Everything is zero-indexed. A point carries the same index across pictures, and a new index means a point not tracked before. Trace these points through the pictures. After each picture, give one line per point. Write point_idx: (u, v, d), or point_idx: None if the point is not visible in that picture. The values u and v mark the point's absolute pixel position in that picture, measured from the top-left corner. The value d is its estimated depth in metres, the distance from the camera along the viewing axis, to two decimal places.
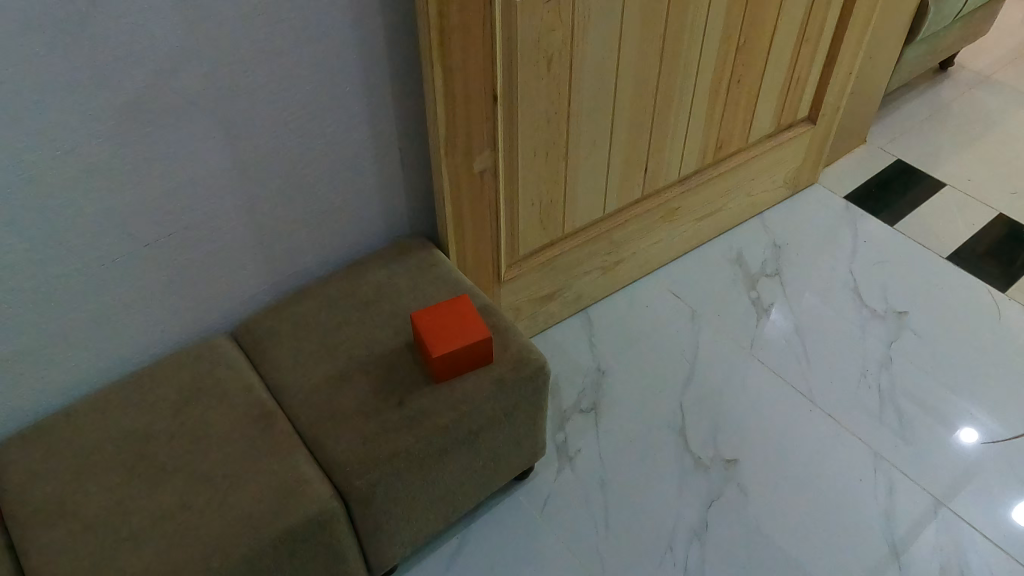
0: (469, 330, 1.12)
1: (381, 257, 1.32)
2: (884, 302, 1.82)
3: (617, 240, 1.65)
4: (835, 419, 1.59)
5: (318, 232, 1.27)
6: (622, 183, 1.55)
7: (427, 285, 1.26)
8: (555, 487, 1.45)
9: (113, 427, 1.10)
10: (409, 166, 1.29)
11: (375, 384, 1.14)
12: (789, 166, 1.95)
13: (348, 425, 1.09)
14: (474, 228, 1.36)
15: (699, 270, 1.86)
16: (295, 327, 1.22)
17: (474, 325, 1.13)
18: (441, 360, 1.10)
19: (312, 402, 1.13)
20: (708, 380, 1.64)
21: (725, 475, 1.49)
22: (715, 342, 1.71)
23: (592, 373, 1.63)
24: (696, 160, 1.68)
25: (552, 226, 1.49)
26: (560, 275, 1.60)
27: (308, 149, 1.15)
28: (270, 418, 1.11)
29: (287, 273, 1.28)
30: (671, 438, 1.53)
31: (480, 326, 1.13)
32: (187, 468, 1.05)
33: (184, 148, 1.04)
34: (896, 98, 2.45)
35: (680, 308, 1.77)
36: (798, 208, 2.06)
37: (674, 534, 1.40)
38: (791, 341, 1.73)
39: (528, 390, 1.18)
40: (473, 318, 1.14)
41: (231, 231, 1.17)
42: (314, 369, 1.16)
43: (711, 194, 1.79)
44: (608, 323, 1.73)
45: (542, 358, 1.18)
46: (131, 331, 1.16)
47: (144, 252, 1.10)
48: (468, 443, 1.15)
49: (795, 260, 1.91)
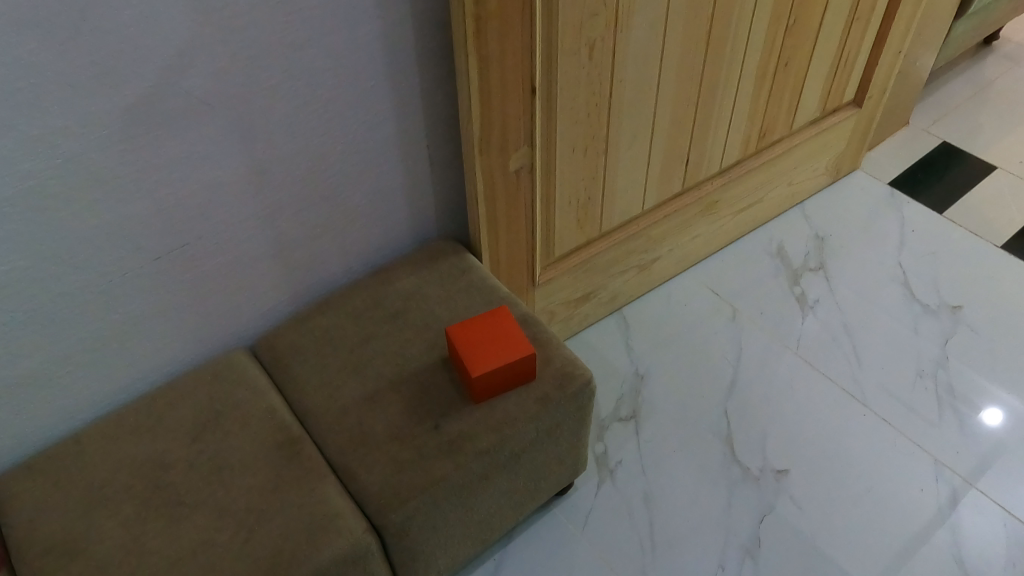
0: (510, 347, 1.03)
1: (409, 263, 1.22)
2: (936, 295, 1.72)
3: (655, 237, 1.55)
4: (891, 425, 1.49)
5: (342, 237, 1.17)
6: (663, 177, 1.45)
7: (461, 294, 1.17)
8: (597, 502, 1.37)
9: (127, 456, 1.02)
10: (438, 165, 1.19)
11: (408, 405, 1.05)
12: (832, 151, 1.83)
13: (381, 452, 1.01)
14: (508, 230, 1.26)
15: (740, 264, 1.75)
16: (319, 343, 1.13)
17: (514, 340, 1.04)
18: (482, 380, 1.01)
19: (340, 426, 1.04)
20: (754, 384, 1.54)
21: (777, 487, 1.40)
22: (759, 342, 1.61)
23: (630, 379, 1.54)
24: (739, 149, 1.57)
25: (588, 225, 1.39)
26: (596, 275, 1.50)
27: (330, 149, 1.06)
28: (296, 445, 1.02)
29: (309, 282, 1.19)
30: (717, 447, 1.44)
31: (521, 342, 1.04)
32: (207, 502, 0.97)
33: (198, 152, 0.95)
34: (939, 75, 2.32)
35: (720, 307, 1.67)
36: (840, 197, 1.94)
37: (724, 550, 1.32)
38: (840, 340, 1.63)
39: (572, 409, 1.09)
40: (513, 334, 1.05)
41: (249, 239, 1.08)
42: (342, 389, 1.08)
43: (754, 184, 1.68)
44: (644, 324, 1.63)
45: (587, 374, 1.09)
46: (143, 350, 1.08)
47: (156, 266, 1.01)
48: (508, 467, 1.07)
49: (840, 252, 1.80)
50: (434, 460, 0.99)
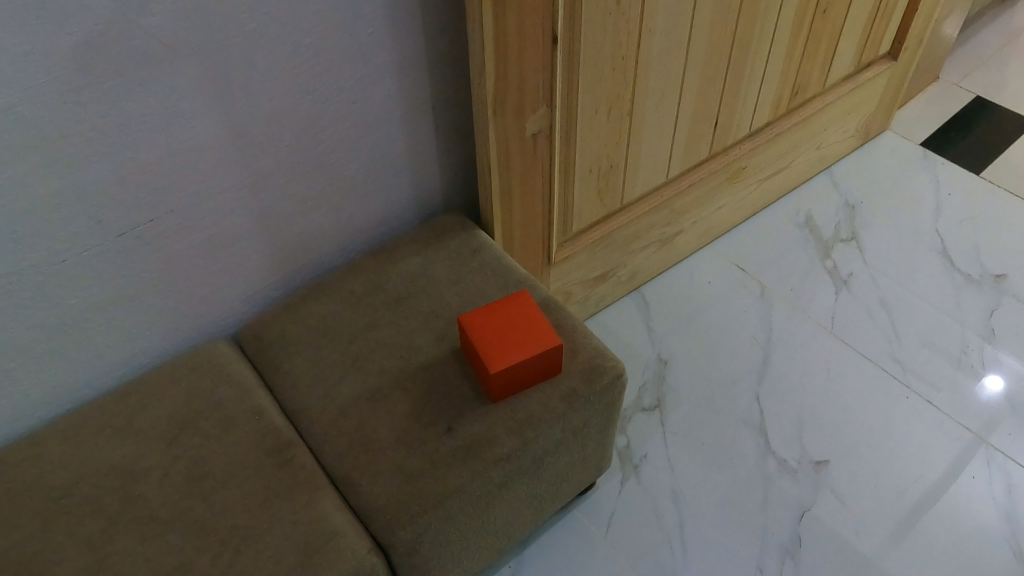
0: (534, 338, 0.89)
1: (413, 241, 1.08)
2: (978, 265, 1.58)
3: (679, 208, 1.41)
4: (936, 407, 1.37)
5: (337, 212, 1.03)
6: (690, 141, 1.31)
7: (473, 276, 1.04)
8: (621, 501, 1.24)
9: (91, 466, 0.88)
10: (445, 128, 1.04)
11: (417, 404, 0.92)
12: (863, 111, 1.69)
13: (387, 460, 0.87)
14: (524, 202, 1.12)
15: (766, 236, 1.61)
16: (312, 333, 0.99)
17: (539, 331, 0.90)
18: (502, 376, 0.88)
19: (339, 429, 0.91)
20: (787, 367, 1.41)
21: (817, 480, 1.27)
22: (790, 321, 1.48)
23: (653, 363, 1.41)
24: (770, 110, 1.43)
25: (610, 196, 1.25)
26: (615, 251, 1.37)
27: (321, 108, 0.91)
28: (289, 452, 0.89)
29: (299, 263, 1.05)
30: (750, 437, 1.31)
31: (547, 332, 0.90)
32: (186, 518, 0.83)
33: (166, 110, 0.79)
34: (965, 30, 2.18)
35: (746, 284, 1.53)
36: (871, 159, 1.79)
37: (763, 550, 1.19)
38: (877, 315, 1.50)
39: (601, 405, 0.97)
40: (537, 323, 0.91)
41: (229, 214, 0.93)
42: (340, 386, 0.94)
43: (783, 149, 1.54)
44: (665, 303, 1.50)
45: (618, 365, 0.96)
46: (109, 343, 0.93)
47: (120, 245, 0.86)
48: (530, 471, 0.94)
49: (872, 220, 1.66)
50: (449, 468, 0.86)
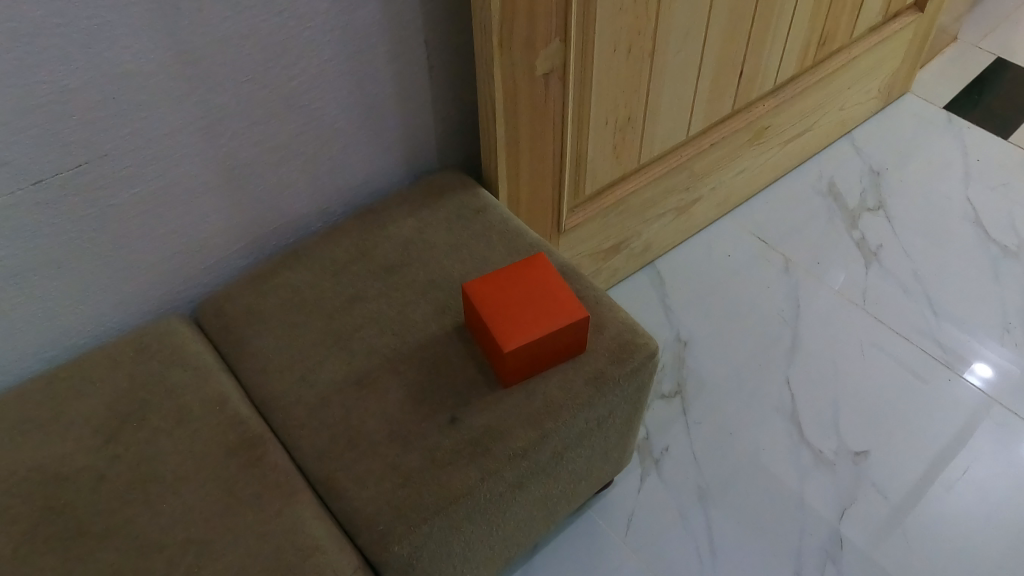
0: (554, 311, 0.74)
1: (405, 201, 0.93)
2: (1013, 233, 1.40)
3: (698, 170, 1.26)
4: (982, 392, 1.19)
5: (313, 165, 0.87)
6: (713, 93, 1.15)
7: (476, 240, 0.88)
8: (641, 500, 1.10)
9: (10, 466, 0.71)
10: (441, 67, 0.88)
11: (413, 390, 0.76)
12: (886, 68, 1.51)
13: (378, 458, 0.72)
14: (532, 156, 0.97)
15: (788, 205, 1.45)
16: (286, 307, 0.83)
17: (560, 302, 0.75)
18: (517, 356, 0.72)
19: (319, 422, 0.75)
20: (819, 348, 1.25)
21: (857, 473, 1.11)
22: (820, 297, 1.32)
23: (671, 345, 1.26)
24: (796, 60, 1.26)
25: (626, 153, 1.11)
26: (629, 219, 1.22)
27: (290, 32, 0.75)
28: (258, 449, 0.73)
29: (270, 227, 0.88)
30: (782, 426, 1.16)
31: (570, 303, 0.75)
32: (125, 531, 0.67)
33: (92, 22, 0.63)
34: None
35: (769, 256, 1.37)
36: (892, 125, 1.61)
37: (801, 556, 1.04)
38: (912, 293, 1.32)
39: (629, 390, 0.82)
40: (558, 293, 0.76)
41: (180, 162, 0.76)
42: (320, 370, 0.78)
43: (809, 107, 1.38)
44: (682, 278, 1.35)
45: (651, 342, 0.82)
46: (36, 319, 0.77)
47: (40, 194, 0.69)
48: (550, 467, 0.79)
49: (898, 188, 1.48)
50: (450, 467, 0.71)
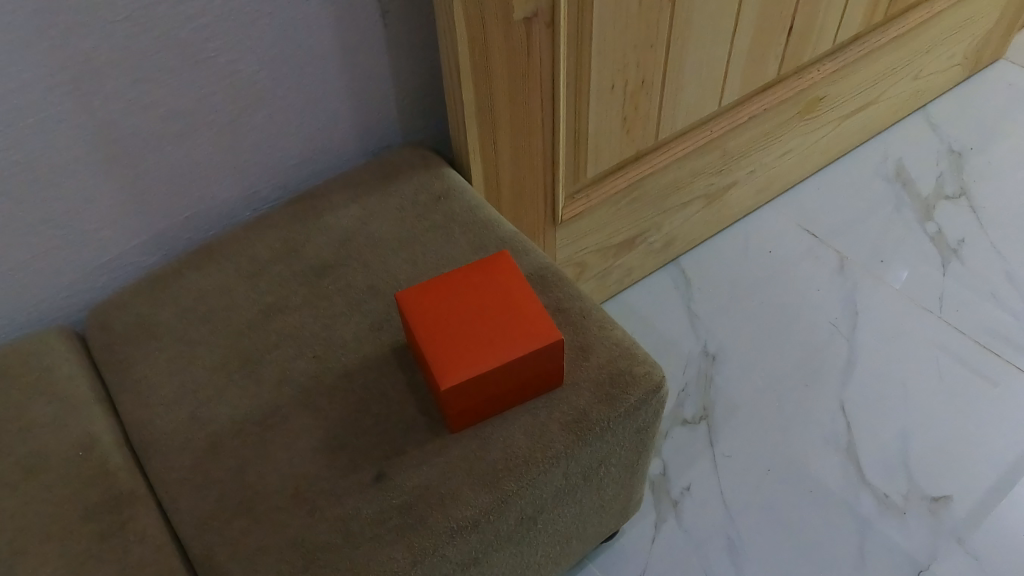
0: (516, 333, 0.55)
1: (351, 185, 0.74)
2: None
3: (733, 149, 1.05)
4: None
5: (230, 140, 0.68)
6: (754, 54, 0.94)
7: (434, 236, 0.69)
8: (655, 553, 0.89)
9: None
10: (397, 14, 0.68)
11: (330, 435, 0.57)
12: (973, 28, 1.25)
13: (275, 528, 0.53)
14: (513, 128, 0.77)
15: (845, 190, 1.22)
16: (187, 320, 0.65)
17: (527, 320, 0.56)
18: (457, 398, 0.53)
19: (206, 475, 0.57)
20: (882, 365, 1.02)
21: (935, 524, 0.88)
22: (884, 302, 1.08)
23: (697, 359, 1.04)
24: (862, 14, 1.02)
25: (639, 127, 0.90)
26: (645, 207, 1.01)
27: None
28: (123, 513, 0.55)
29: (178, 218, 0.71)
30: (835, 462, 0.94)
31: (538, 322, 0.55)
32: None
33: None
34: None
35: (820, 253, 1.14)
36: (977, 96, 1.35)
37: None
38: (1002, 297, 1.08)
39: (624, 435, 0.62)
40: (525, 307, 0.56)
41: (36, 133, 0.59)
42: (217, 404, 0.60)
43: (876, 73, 1.14)
44: (714, 278, 1.13)
45: (656, 371, 0.62)
46: None
47: None
48: (517, 536, 0.60)
49: (985, 171, 1.23)
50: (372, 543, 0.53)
